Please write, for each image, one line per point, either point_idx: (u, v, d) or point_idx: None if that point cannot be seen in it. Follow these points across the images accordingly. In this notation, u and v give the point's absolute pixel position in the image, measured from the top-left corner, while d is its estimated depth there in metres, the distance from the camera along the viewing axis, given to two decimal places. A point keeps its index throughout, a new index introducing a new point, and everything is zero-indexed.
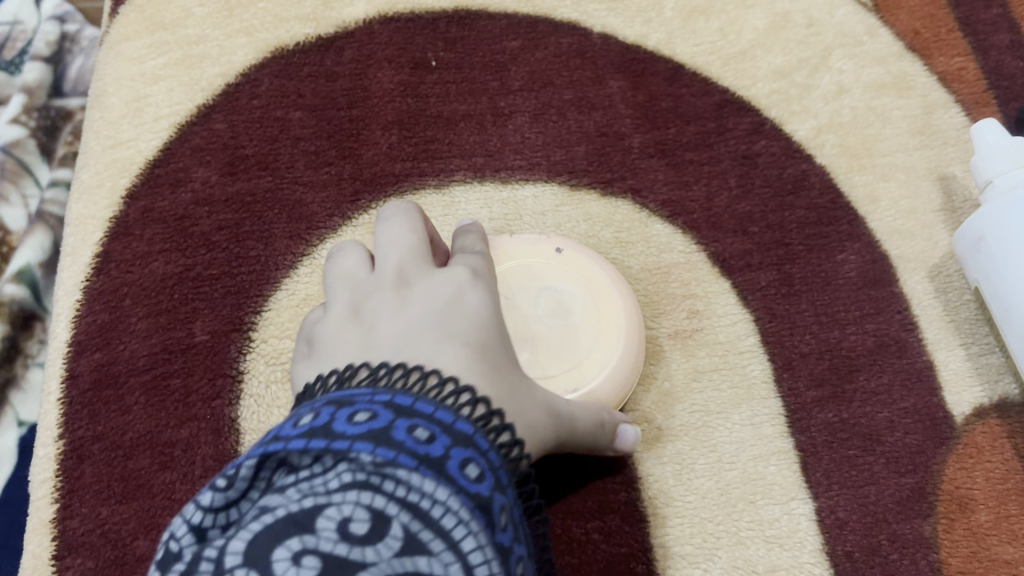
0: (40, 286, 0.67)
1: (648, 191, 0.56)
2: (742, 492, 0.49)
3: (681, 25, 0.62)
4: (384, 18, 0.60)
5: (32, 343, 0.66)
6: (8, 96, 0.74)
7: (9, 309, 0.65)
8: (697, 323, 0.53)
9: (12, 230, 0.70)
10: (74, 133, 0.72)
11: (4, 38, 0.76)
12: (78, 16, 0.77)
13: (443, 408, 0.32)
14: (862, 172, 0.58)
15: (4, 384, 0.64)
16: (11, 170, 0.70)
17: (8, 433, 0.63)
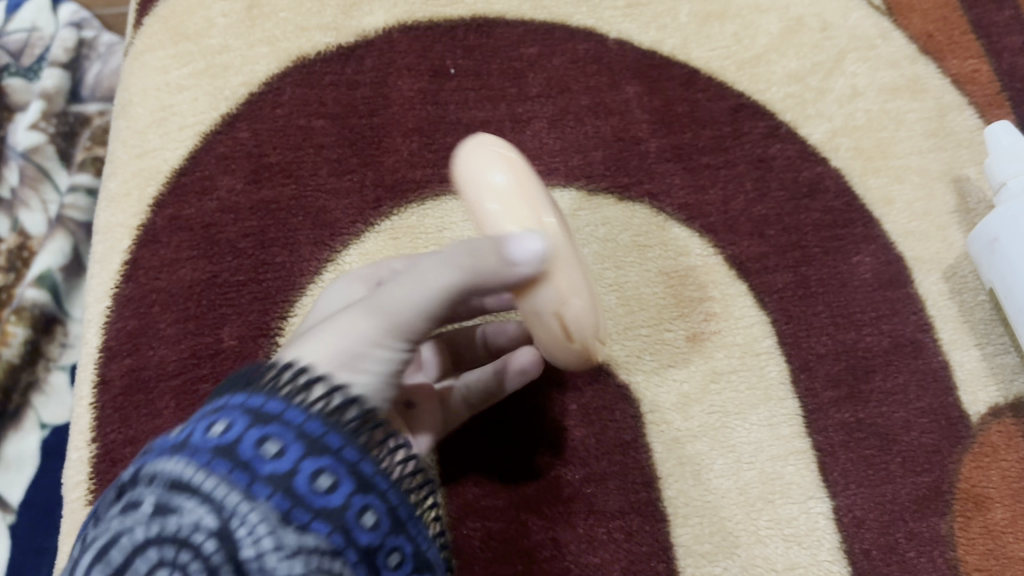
0: (61, 290, 0.70)
1: (665, 195, 0.57)
2: (761, 492, 0.50)
3: (696, 30, 0.62)
4: (403, 26, 0.61)
5: (54, 347, 0.69)
6: (28, 102, 0.76)
7: (31, 314, 0.68)
8: (714, 325, 0.54)
9: (34, 235, 0.73)
10: (92, 140, 0.75)
11: (23, 45, 0.77)
12: (94, 22, 0.78)
13: (311, 416, 0.35)
14: (876, 174, 0.58)
15: (27, 387, 0.67)
16: (31, 177, 0.74)
17: (32, 435, 0.67)
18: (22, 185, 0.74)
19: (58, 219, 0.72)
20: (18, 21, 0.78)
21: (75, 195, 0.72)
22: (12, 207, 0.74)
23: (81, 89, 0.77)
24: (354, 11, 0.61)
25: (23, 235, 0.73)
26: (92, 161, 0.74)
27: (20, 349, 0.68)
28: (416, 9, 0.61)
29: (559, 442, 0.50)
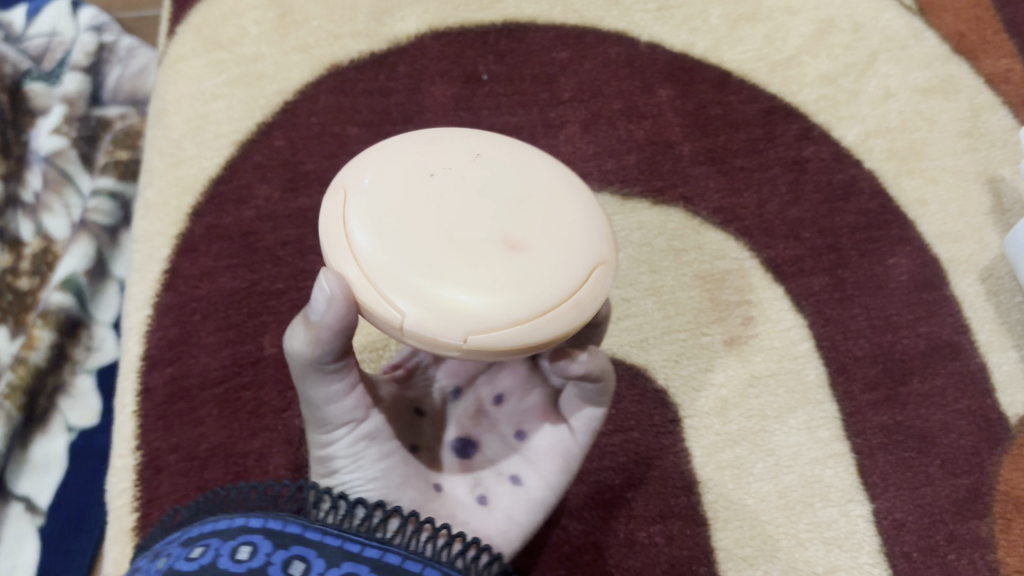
0: (85, 293, 0.70)
1: (700, 199, 0.57)
2: (801, 495, 0.50)
3: (727, 32, 0.63)
4: (436, 32, 0.61)
5: (79, 351, 0.69)
6: (49, 107, 0.77)
7: (57, 316, 0.68)
8: (752, 329, 0.54)
9: (58, 239, 0.74)
10: (113, 142, 0.76)
11: (43, 49, 0.79)
12: (114, 27, 0.80)
13: (331, 532, 0.34)
14: (911, 176, 0.58)
15: (53, 392, 0.67)
16: (54, 180, 0.75)
17: (59, 438, 0.66)
18: (45, 189, 0.75)
19: (81, 223, 0.72)
20: (40, 26, 0.79)
21: (98, 198, 0.73)
22: (35, 211, 0.75)
23: (102, 93, 0.78)
24: (386, 18, 0.61)
25: (47, 239, 0.74)
26: (114, 164, 0.75)
27: (46, 351, 0.67)
28: (448, 15, 0.61)
29: (601, 446, 0.51)
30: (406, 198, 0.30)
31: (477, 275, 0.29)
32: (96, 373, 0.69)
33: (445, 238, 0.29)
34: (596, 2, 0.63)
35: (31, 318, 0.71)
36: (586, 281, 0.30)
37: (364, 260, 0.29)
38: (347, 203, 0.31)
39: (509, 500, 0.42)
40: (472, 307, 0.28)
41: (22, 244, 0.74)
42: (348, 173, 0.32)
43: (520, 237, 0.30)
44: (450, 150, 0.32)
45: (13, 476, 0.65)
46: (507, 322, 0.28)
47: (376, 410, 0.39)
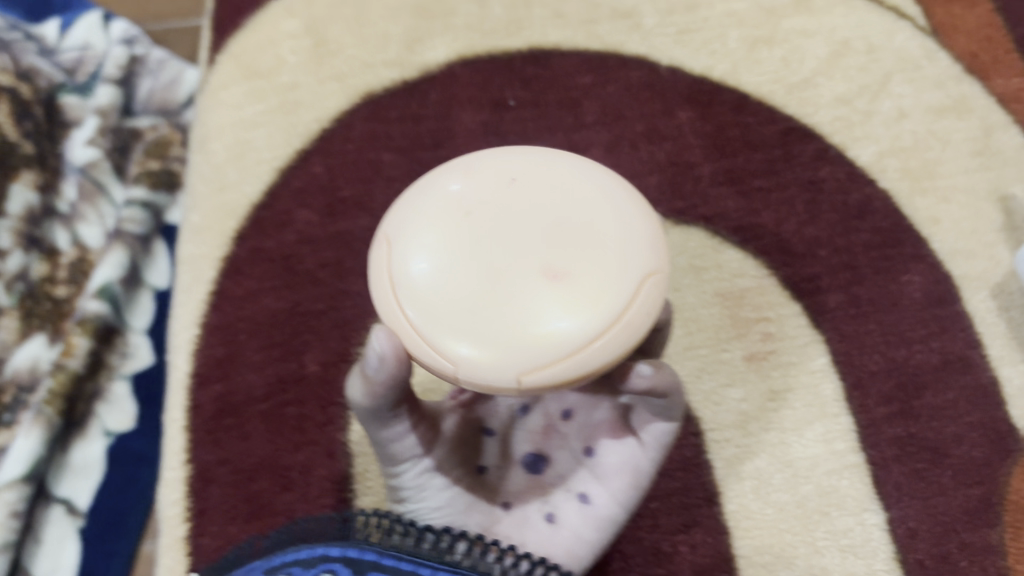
0: (120, 300, 0.72)
1: (720, 219, 0.60)
2: (818, 505, 0.52)
3: (745, 55, 0.65)
4: (464, 60, 0.64)
5: (116, 357, 0.70)
6: (81, 118, 0.79)
7: (93, 323, 0.69)
8: (770, 345, 0.56)
9: (91, 248, 0.76)
10: (145, 152, 0.79)
11: (75, 62, 0.81)
12: (142, 38, 0.83)
13: (405, 559, 0.37)
14: (924, 195, 0.60)
15: (91, 397, 0.68)
16: (88, 190, 0.77)
17: (97, 442, 0.67)
18: (80, 200, 0.76)
19: (117, 234, 0.74)
20: (70, 40, 0.82)
21: (132, 209, 0.75)
22: (71, 222, 0.76)
23: (134, 105, 0.82)
24: (417, 46, 0.65)
25: (83, 248, 0.76)
26: (146, 174, 0.78)
27: (84, 358, 0.68)
28: (476, 43, 0.65)
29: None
30: (444, 245, 0.32)
31: (513, 320, 0.30)
32: (131, 378, 0.70)
33: (476, 289, 0.31)
34: (618, 27, 0.66)
35: (69, 323, 0.71)
36: (634, 301, 0.32)
37: (406, 319, 0.32)
38: (390, 257, 0.33)
39: (575, 517, 0.44)
40: (511, 351, 0.30)
41: (58, 253, 0.75)
42: (390, 223, 0.34)
43: (557, 267, 0.31)
44: (486, 183, 0.34)
45: (55, 481, 0.65)
46: (547, 361, 0.30)
47: (435, 447, 0.43)
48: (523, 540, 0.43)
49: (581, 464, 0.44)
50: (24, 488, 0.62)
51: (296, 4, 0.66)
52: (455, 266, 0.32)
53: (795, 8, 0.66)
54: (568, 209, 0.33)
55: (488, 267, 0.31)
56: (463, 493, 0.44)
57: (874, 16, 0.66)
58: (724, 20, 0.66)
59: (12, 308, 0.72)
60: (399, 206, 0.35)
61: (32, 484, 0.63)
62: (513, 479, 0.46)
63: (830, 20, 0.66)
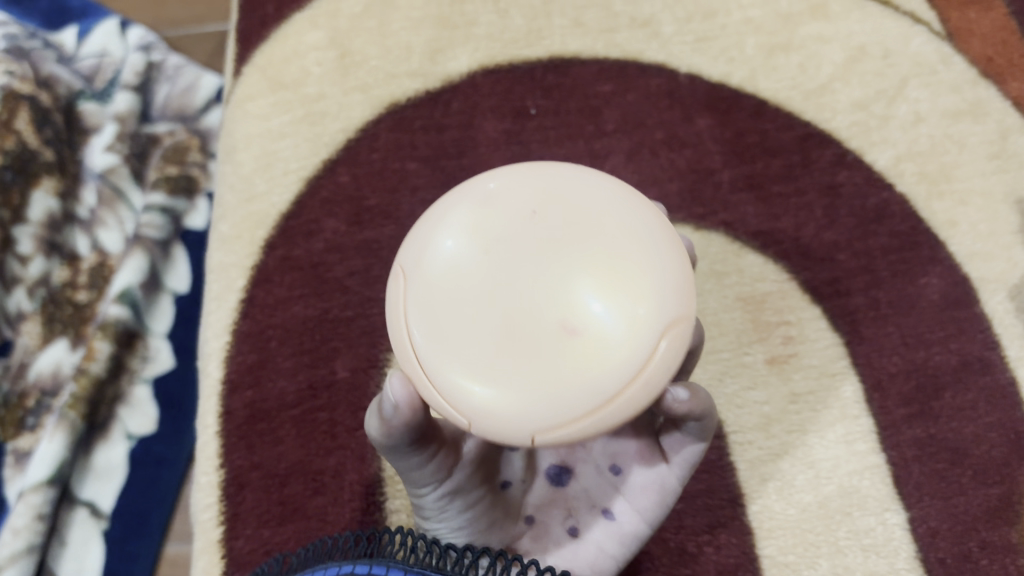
0: (140, 306, 0.77)
1: (740, 224, 0.61)
2: (839, 505, 0.53)
3: (762, 62, 0.66)
4: (486, 70, 0.65)
5: (136, 361, 0.77)
6: (102, 125, 0.83)
7: (115, 329, 0.75)
8: (791, 348, 0.57)
9: (112, 253, 0.81)
10: (163, 158, 0.83)
11: (95, 70, 0.86)
12: (160, 47, 0.88)
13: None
14: (941, 198, 0.61)
15: (114, 400, 0.75)
16: (108, 197, 0.81)
17: (119, 445, 0.74)
18: (100, 206, 0.81)
19: (135, 238, 0.78)
20: (92, 48, 0.87)
21: (150, 214, 0.79)
22: (91, 227, 0.82)
23: (151, 111, 0.86)
24: (439, 57, 0.66)
25: (102, 253, 0.81)
26: (163, 181, 0.82)
27: (105, 362, 0.74)
28: (498, 53, 0.66)
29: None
30: (460, 287, 0.31)
31: (526, 377, 0.30)
32: (153, 383, 0.76)
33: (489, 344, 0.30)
34: (637, 35, 0.67)
35: (90, 330, 0.78)
36: (655, 351, 0.31)
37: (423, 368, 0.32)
38: (405, 296, 0.33)
39: (601, 532, 0.47)
40: (522, 407, 0.30)
41: (79, 259, 0.81)
42: (408, 254, 0.34)
43: (575, 315, 0.30)
44: (506, 214, 0.32)
45: (79, 484, 0.72)
46: (561, 420, 0.30)
47: (457, 470, 0.42)
48: (547, 553, 0.46)
49: (607, 480, 0.47)
50: (49, 491, 0.69)
51: (320, 16, 0.67)
52: (469, 311, 0.31)
53: (811, 14, 0.67)
54: (591, 244, 0.31)
55: (502, 314, 0.30)
56: (482, 516, 0.44)
57: (888, 22, 0.66)
58: (742, 27, 0.67)
59: (35, 313, 0.78)
60: (419, 232, 0.35)
61: (56, 487, 0.70)
62: (536, 491, 0.48)
63: (846, 25, 0.66)
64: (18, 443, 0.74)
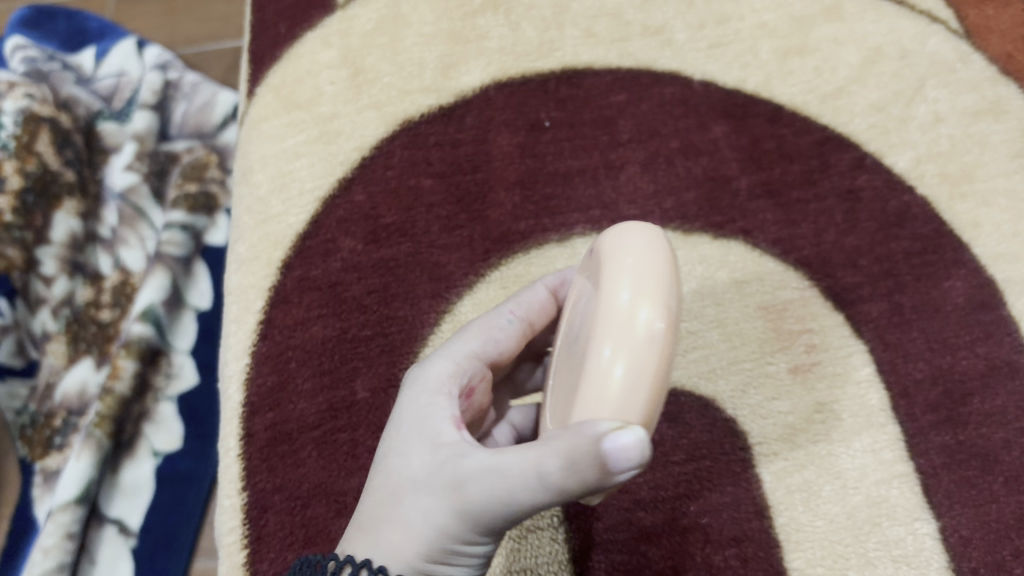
0: (163, 324, 0.77)
1: (759, 232, 0.60)
2: (868, 515, 0.52)
3: (777, 66, 0.65)
4: (499, 83, 0.65)
5: (160, 378, 0.77)
6: (122, 144, 0.84)
7: (138, 347, 0.75)
8: (815, 357, 0.56)
9: (134, 272, 0.81)
10: (182, 175, 0.83)
11: (114, 89, 0.87)
12: (176, 63, 0.88)
13: None
14: (963, 200, 0.60)
15: (139, 419, 0.75)
16: (128, 215, 0.82)
17: (146, 463, 0.74)
18: (121, 225, 0.82)
19: (157, 256, 0.79)
20: (109, 68, 0.88)
21: (171, 231, 0.80)
22: (113, 245, 0.82)
23: (169, 129, 0.86)
24: (451, 72, 0.66)
25: (125, 272, 0.81)
26: (180, 197, 0.82)
27: (130, 380, 0.75)
28: (510, 66, 0.66)
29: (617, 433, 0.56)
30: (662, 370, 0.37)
31: None
32: (178, 400, 0.76)
33: None
34: (649, 43, 0.66)
35: (114, 349, 0.78)
36: None
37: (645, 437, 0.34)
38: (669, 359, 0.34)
39: None
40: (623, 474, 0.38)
41: (102, 278, 0.81)
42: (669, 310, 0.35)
43: None
44: None
45: (106, 501, 0.73)
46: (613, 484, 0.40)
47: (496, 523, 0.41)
48: None
49: None
50: (78, 510, 0.70)
51: (332, 34, 0.68)
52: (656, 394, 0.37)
53: (825, 16, 0.66)
54: None
55: None
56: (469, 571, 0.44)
57: (904, 22, 0.65)
58: (756, 31, 0.66)
59: (59, 334, 0.79)
60: (629, 269, 0.35)
61: (85, 506, 0.70)
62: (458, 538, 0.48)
63: (861, 26, 0.66)
64: (46, 463, 0.75)
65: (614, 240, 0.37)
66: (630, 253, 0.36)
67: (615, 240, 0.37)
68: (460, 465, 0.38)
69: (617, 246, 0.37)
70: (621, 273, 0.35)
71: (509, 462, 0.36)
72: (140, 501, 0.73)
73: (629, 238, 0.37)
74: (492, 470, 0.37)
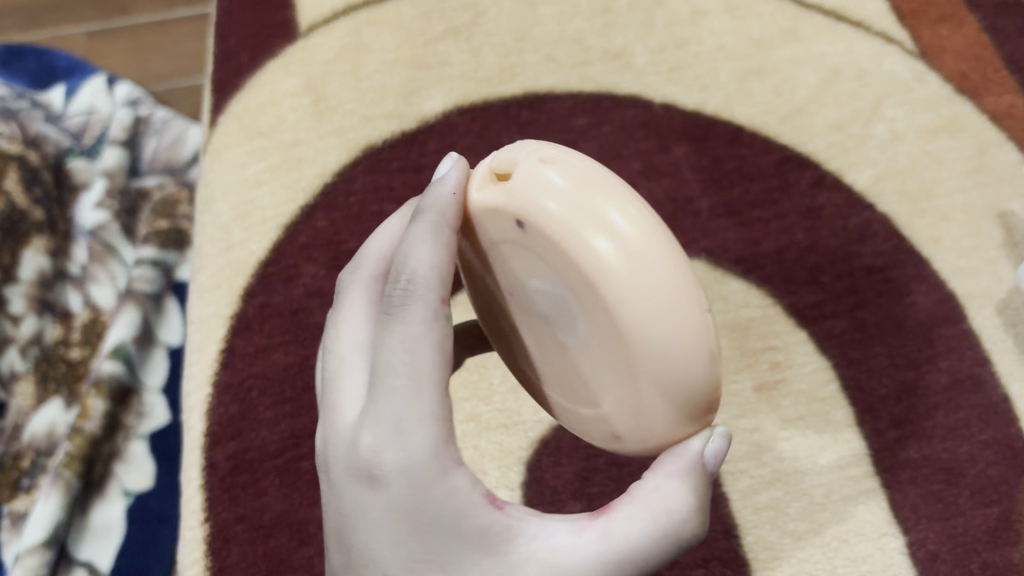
0: (134, 361, 0.76)
1: (721, 251, 0.60)
2: (836, 531, 0.52)
3: (737, 88, 0.66)
4: (461, 107, 0.66)
5: (131, 417, 0.76)
6: (92, 180, 0.84)
7: (108, 385, 0.74)
8: (780, 373, 0.56)
9: (104, 309, 0.80)
10: (152, 213, 0.83)
11: (83, 126, 0.87)
12: (147, 100, 0.88)
13: None
14: (923, 216, 0.60)
15: (110, 458, 0.74)
16: (99, 253, 0.81)
17: (117, 503, 0.72)
18: (91, 262, 0.81)
19: (127, 293, 0.78)
20: (79, 105, 0.88)
21: (141, 267, 0.79)
22: (83, 283, 0.81)
23: (140, 165, 0.86)
24: (414, 98, 0.66)
25: (95, 309, 0.80)
26: (151, 233, 0.81)
27: (100, 420, 0.73)
28: (472, 92, 0.66)
29: (550, 439, 0.56)
30: None
31: None
32: (150, 438, 0.75)
33: None
34: (610, 68, 0.67)
35: (83, 388, 0.77)
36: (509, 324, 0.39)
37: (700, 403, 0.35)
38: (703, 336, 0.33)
39: None
40: None
41: (71, 316, 0.80)
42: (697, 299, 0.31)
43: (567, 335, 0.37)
44: None
45: (76, 544, 0.71)
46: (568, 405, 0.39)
47: None
48: None
49: None
50: (45, 553, 0.68)
51: (293, 63, 0.68)
52: None
53: (784, 38, 0.67)
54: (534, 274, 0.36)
55: None
56: None
57: (861, 43, 0.66)
58: (715, 54, 0.67)
59: (28, 374, 0.78)
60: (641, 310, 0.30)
61: (53, 548, 0.69)
62: None
63: (818, 47, 0.66)
64: (14, 505, 0.73)
65: (597, 263, 0.30)
66: (642, 311, 0.30)
67: (603, 279, 0.30)
68: (556, 560, 0.34)
69: (606, 273, 0.30)
70: (640, 321, 0.30)
71: (625, 535, 0.34)
72: (110, 543, 0.71)
73: (620, 271, 0.30)
74: (612, 553, 0.34)
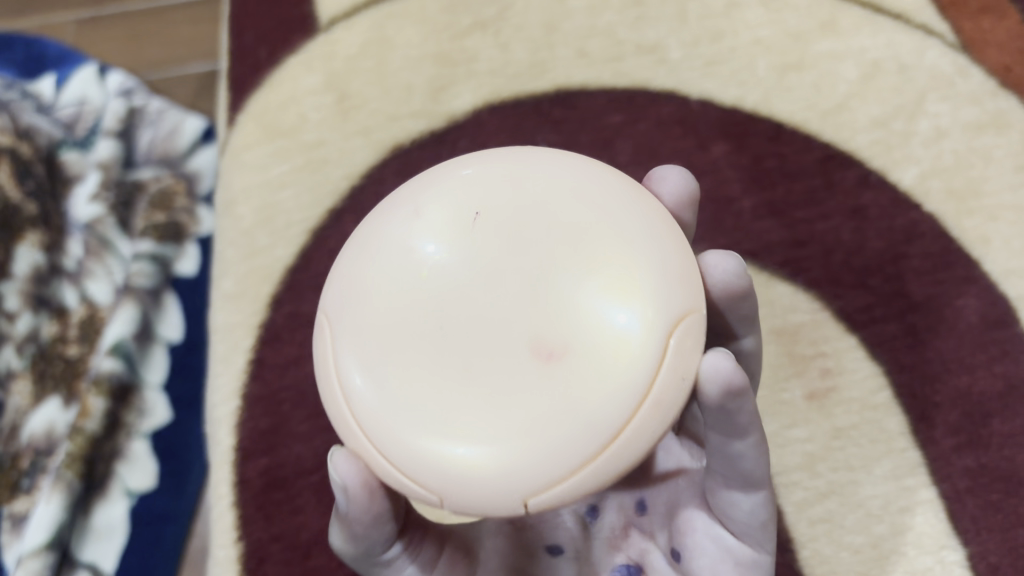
0: (133, 357, 0.74)
1: (766, 253, 0.58)
2: (893, 544, 0.51)
3: (776, 83, 0.63)
4: (491, 105, 0.63)
5: (133, 416, 0.73)
6: (86, 173, 0.81)
7: (108, 383, 0.72)
8: (831, 381, 0.55)
9: (101, 305, 0.77)
10: (151, 206, 0.80)
11: (75, 117, 0.83)
12: (142, 90, 0.85)
13: None
14: (971, 215, 0.58)
15: (111, 457, 0.71)
16: (94, 247, 0.78)
17: (119, 503, 0.70)
18: (88, 257, 0.78)
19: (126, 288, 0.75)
20: (71, 96, 0.84)
21: (140, 262, 0.76)
22: (79, 279, 0.78)
23: (134, 156, 0.82)
24: (441, 95, 0.64)
25: (91, 305, 0.77)
26: (150, 228, 0.78)
27: (100, 419, 0.71)
28: (502, 89, 0.64)
29: None
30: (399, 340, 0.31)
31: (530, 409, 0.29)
32: (152, 437, 0.72)
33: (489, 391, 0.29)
34: (643, 62, 0.65)
35: (83, 386, 0.74)
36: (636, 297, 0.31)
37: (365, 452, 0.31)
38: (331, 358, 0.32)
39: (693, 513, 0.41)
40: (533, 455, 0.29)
41: (68, 312, 0.77)
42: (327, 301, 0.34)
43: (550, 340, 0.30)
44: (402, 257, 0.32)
45: (79, 545, 0.68)
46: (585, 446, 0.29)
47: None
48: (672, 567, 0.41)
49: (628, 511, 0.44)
50: (48, 556, 0.66)
51: (314, 59, 0.65)
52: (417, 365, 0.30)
53: (821, 32, 0.65)
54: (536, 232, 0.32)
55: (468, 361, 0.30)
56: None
57: (901, 35, 0.64)
58: (751, 48, 0.65)
59: (25, 372, 0.75)
60: None
61: (55, 551, 0.66)
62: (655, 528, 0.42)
63: (857, 41, 0.64)
64: (15, 506, 0.71)
65: None
66: None
67: None
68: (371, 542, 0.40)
69: None
70: None
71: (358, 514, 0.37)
72: (112, 549, 0.68)
73: None
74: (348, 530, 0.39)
